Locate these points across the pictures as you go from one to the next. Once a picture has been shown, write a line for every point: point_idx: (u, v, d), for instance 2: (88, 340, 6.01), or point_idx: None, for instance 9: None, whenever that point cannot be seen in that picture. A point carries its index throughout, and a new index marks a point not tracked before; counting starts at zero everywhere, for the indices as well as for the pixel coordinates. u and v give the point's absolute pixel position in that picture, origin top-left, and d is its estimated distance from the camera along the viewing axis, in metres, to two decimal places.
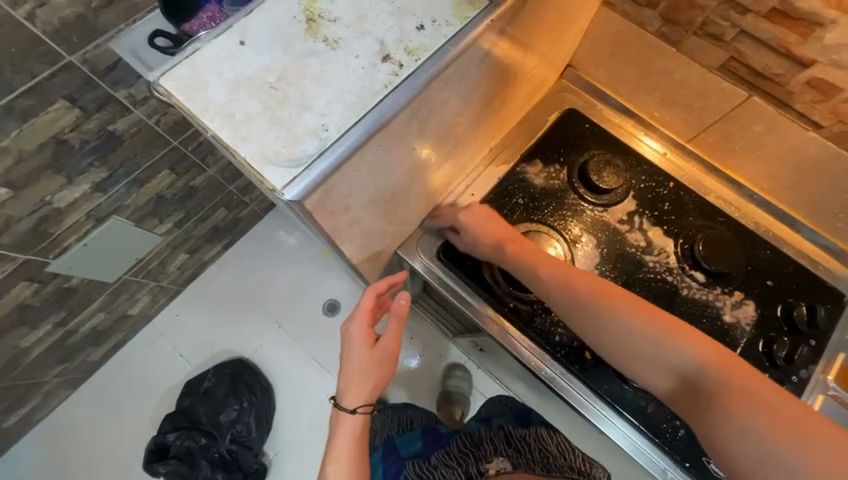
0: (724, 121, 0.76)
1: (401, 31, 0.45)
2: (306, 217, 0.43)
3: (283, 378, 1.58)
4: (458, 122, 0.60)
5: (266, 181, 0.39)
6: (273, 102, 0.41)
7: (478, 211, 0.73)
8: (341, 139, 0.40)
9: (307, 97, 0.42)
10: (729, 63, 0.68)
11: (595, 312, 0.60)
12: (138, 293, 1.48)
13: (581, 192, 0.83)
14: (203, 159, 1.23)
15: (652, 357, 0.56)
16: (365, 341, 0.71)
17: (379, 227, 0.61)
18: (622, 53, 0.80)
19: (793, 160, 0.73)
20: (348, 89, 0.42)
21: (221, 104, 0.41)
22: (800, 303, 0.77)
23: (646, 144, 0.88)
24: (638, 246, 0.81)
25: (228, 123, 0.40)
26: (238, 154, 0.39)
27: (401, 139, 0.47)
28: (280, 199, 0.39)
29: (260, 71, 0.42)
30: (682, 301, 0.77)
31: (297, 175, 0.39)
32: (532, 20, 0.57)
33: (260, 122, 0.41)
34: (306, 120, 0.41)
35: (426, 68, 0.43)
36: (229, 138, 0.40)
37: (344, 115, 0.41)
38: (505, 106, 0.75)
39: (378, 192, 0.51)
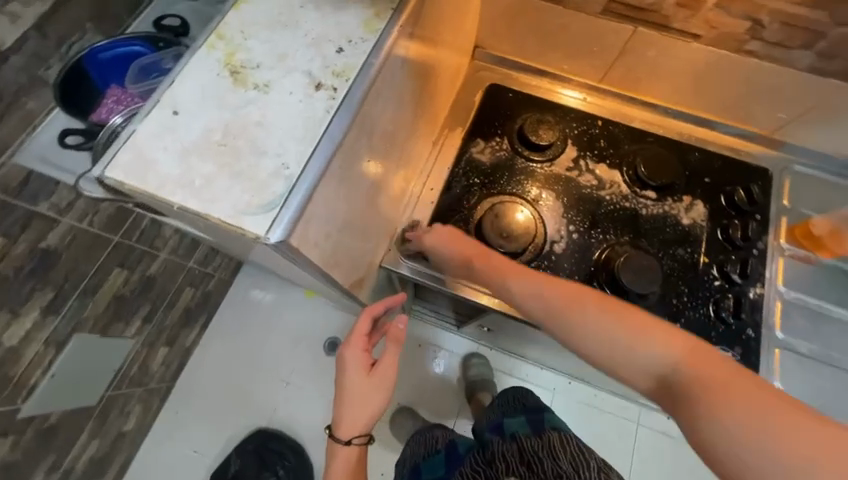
0: (623, 55, 0.84)
1: (323, 60, 0.47)
2: (296, 255, 0.44)
3: (308, 431, 1.54)
4: (399, 124, 0.62)
5: (248, 232, 0.39)
6: (227, 159, 0.42)
7: (445, 232, 0.73)
8: (305, 172, 0.42)
9: (259, 144, 0.43)
10: (609, 5, 0.76)
11: (561, 312, 0.57)
12: (128, 404, 1.39)
13: (527, 155, 0.88)
14: (152, 245, 1.19)
15: (631, 356, 0.51)
16: (358, 366, 0.71)
17: (358, 247, 0.63)
18: (519, 23, 0.86)
19: (689, 70, 0.82)
20: (294, 125, 0.44)
21: (177, 176, 0.41)
22: (737, 189, 0.86)
23: (566, 95, 0.95)
24: (591, 185, 0.87)
25: (191, 191, 0.40)
26: (212, 217, 0.40)
27: (356, 155, 0.49)
28: (267, 245, 0.40)
29: (204, 133, 0.43)
30: (646, 220, 0.84)
31: (275, 217, 0.40)
32: (432, 15, 0.61)
33: (222, 181, 0.41)
34: (265, 165, 0.42)
35: (358, 85, 0.46)
36: (197, 205, 0.40)
37: (300, 149, 0.43)
38: (433, 101, 0.79)
39: (349, 212, 0.53)
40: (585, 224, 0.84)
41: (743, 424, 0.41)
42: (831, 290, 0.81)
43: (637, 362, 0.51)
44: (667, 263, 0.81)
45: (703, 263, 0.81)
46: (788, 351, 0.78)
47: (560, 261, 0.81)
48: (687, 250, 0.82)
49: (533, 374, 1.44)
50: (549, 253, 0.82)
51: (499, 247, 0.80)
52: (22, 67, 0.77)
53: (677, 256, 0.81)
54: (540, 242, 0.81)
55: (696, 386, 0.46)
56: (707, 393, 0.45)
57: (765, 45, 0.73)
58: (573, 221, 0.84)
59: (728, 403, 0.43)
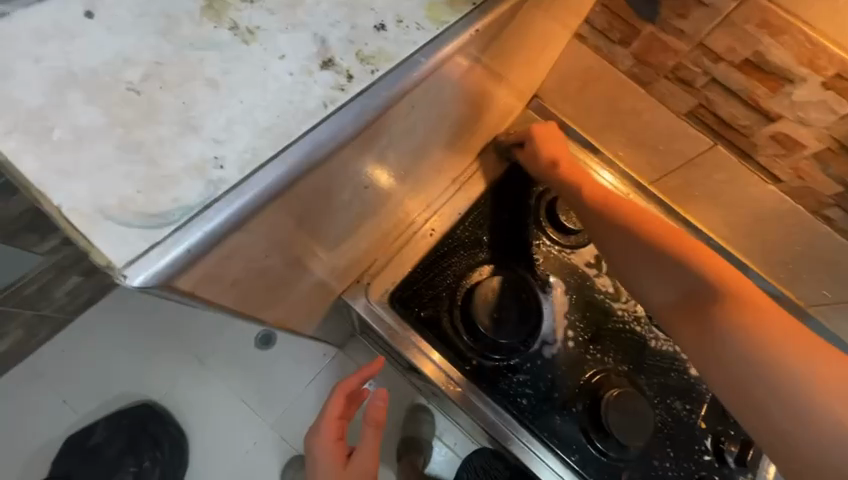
0: (688, 167, 0.74)
1: (350, 30, 0.35)
2: (192, 298, 0.32)
3: (200, 426, 1.34)
4: (424, 147, 0.50)
5: (95, 251, 0.27)
6: (130, 113, 0.31)
7: (551, 127, 0.73)
8: (243, 185, 0.30)
9: (193, 114, 0.31)
10: (697, 109, 0.66)
11: (614, 218, 0.63)
12: (7, 326, 1.19)
13: (548, 231, 0.75)
14: None
15: (658, 264, 0.57)
16: (328, 453, 0.74)
17: (315, 264, 0.48)
18: (592, 89, 0.76)
19: (753, 208, 0.72)
20: (262, 106, 0.32)
21: (35, 108, 0.30)
22: None
23: (604, 178, 0.85)
24: (606, 292, 0.73)
25: (39, 142, 0.29)
26: (46, 199, 0.28)
27: (343, 175, 0.37)
28: (122, 282, 0.27)
29: (116, 63, 0.32)
30: (651, 353, 0.71)
31: (156, 241, 0.28)
32: (509, 44, 0.51)
33: (104, 143, 0.30)
34: (188, 148, 0.30)
35: (386, 83, 0.34)
36: (34, 166, 0.28)
37: (252, 144, 0.31)
38: (470, 137, 0.67)
39: (307, 233, 0.40)
40: (585, 336, 0.71)
41: (762, 336, 0.47)
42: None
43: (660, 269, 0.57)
44: (660, 416, 0.68)
45: (700, 428, 0.69)
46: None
47: (544, 368, 0.68)
48: (685, 406, 0.69)
49: (460, 444, 1.37)
50: (535, 354, 0.69)
51: (481, 327, 0.67)
52: None
53: (672, 409, 0.69)
54: (526, 337, 0.69)
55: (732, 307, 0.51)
56: (746, 317, 0.49)
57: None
58: (574, 327, 0.71)
59: (772, 329, 0.47)
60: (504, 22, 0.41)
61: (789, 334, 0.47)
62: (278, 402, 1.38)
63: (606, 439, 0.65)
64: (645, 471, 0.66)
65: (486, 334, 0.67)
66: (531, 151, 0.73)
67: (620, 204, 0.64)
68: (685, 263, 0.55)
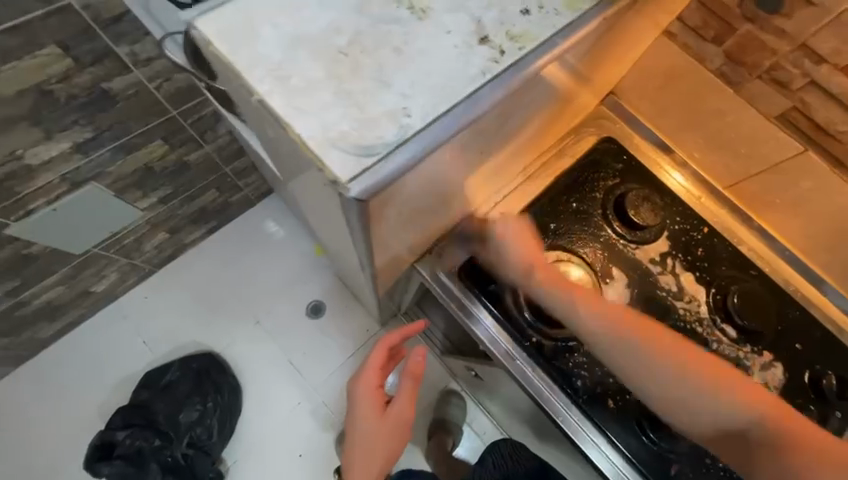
0: (771, 172, 0.73)
1: (501, 13, 0.41)
2: (364, 219, 0.39)
3: (253, 379, 1.48)
4: (520, 126, 0.55)
5: (329, 169, 0.34)
6: (341, 70, 0.37)
7: (515, 228, 0.70)
8: (426, 130, 0.36)
9: (385, 72, 0.38)
10: (790, 112, 0.64)
11: (635, 354, 0.59)
12: (106, 269, 1.38)
13: (616, 227, 0.78)
14: (201, 135, 1.21)
15: (687, 403, 0.57)
16: (368, 395, 0.83)
17: (406, 227, 0.54)
18: (673, 88, 0.76)
19: (841, 220, 0.69)
20: (436, 70, 0.38)
21: (276, 62, 0.37)
22: (828, 372, 0.72)
23: (675, 179, 0.84)
24: (669, 290, 0.75)
25: (282, 88, 0.36)
26: (292, 128, 0.35)
27: (470, 139, 0.42)
28: (344, 195, 0.34)
29: (328, 32, 0.39)
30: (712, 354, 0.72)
31: (368, 166, 0.35)
32: (615, 36, 0.54)
33: (324, 91, 0.37)
34: (384, 99, 0.37)
35: (531, 59, 0.40)
36: (281, 106, 0.36)
37: (431, 101, 0.37)
38: (551, 126, 0.70)
39: (418, 193, 0.45)
40: None
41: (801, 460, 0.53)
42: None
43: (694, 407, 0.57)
44: None
45: None
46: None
47: None
48: None
49: (489, 434, 1.41)
50: None
51: (544, 305, 0.70)
52: None
53: None
54: None
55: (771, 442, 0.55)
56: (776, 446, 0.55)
57: None
58: None
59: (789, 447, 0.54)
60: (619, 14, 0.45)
61: (800, 440, 0.55)
62: (323, 367, 1.49)
63: (658, 429, 0.67)
64: (694, 465, 0.67)
65: (549, 313, 0.70)
66: (507, 245, 0.68)
67: (621, 322, 0.60)
68: (704, 393, 0.56)
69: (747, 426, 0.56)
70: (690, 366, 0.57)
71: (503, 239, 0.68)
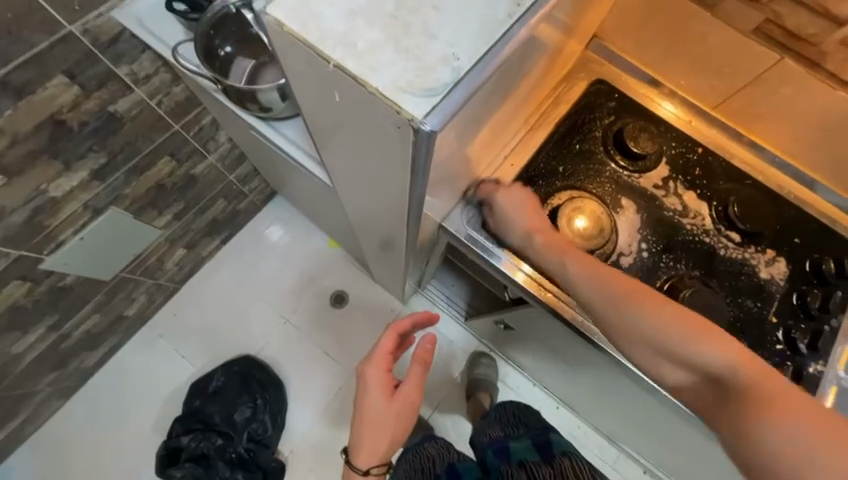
0: (754, 85, 0.78)
1: None
2: (428, 155, 0.45)
3: (293, 374, 1.55)
4: (526, 72, 0.60)
5: (405, 110, 0.41)
6: (394, 31, 0.43)
7: (518, 193, 0.75)
8: (475, 68, 0.42)
9: (431, 27, 0.43)
10: (764, 25, 0.70)
11: (615, 303, 0.61)
12: (135, 291, 1.43)
13: (618, 160, 0.83)
14: (204, 145, 1.24)
15: (667, 350, 0.57)
16: (376, 375, 0.84)
17: (436, 183, 0.59)
18: (652, 22, 0.80)
19: (824, 119, 0.75)
20: (471, 19, 0.43)
21: (340, 33, 0.42)
22: (826, 259, 0.79)
23: (667, 109, 0.90)
24: (675, 210, 0.81)
25: (352, 53, 0.42)
26: (368, 84, 0.41)
27: (496, 80, 0.47)
28: (420, 130, 0.41)
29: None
30: (721, 260, 0.79)
31: (436, 104, 0.41)
32: None
33: (386, 51, 0.42)
34: (436, 49, 0.42)
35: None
36: (355, 67, 0.41)
37: (472, 44, 0.43)
38: (549, 73, 0.75)
39: (452, 142, 0.51)
40: (658, 247, 0.79)
41: (794, 428, 0.46)
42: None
43: (672, 355, 0.57)
44: (732, 310, 0.76)
45: (770, 321, 0.76)
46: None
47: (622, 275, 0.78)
48: (757, 303, 0.77)
49: (523, 387, 1.50)
50: (614, 263, 0.78)
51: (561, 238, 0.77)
52: None
53: (744, 305, 0.76)
54: (609, 248, 0.78)
55: (752, 400, 0.50)
56: (762, 409, 0.49)
57: None
58: (648, 239, 0.79)
59: (787, 416, 0.47)
60: None
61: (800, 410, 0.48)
62: (357, 352, 1.56)
63: None
64: None
65: None
66: (505, 208, 0.74)
67: (607, 275, 0.64)
68: (683, 342, 0.56)
69: (732, 382, 0.53)
70: (676, 319, 0.57)
71: (503, 204, 0.75)
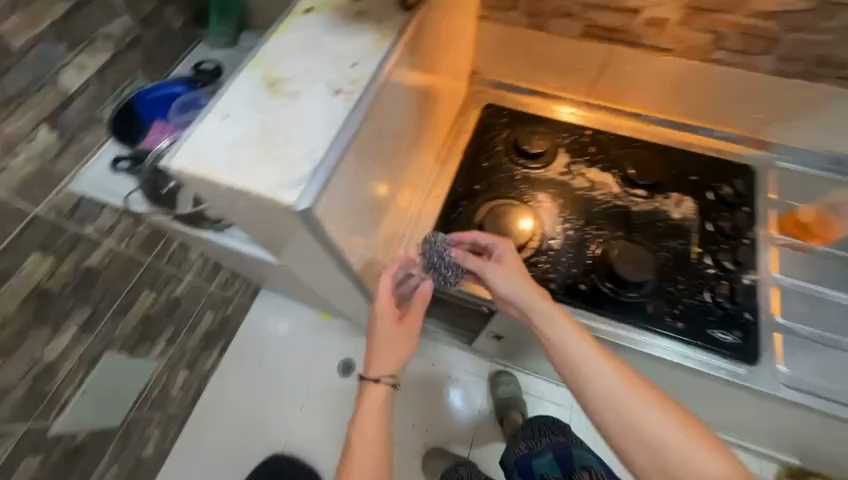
0: (605, 71, 0.93)
1: (354, 44, 0.50)
2: (321, 230, 0.46)
3: (322, 458, 1.53)
4: (410, 125, 0.65)
5: (278, 199, 0.41)
6: (259, 132, 0.45)
7: (513, 256, 0.73)
8: (335, 143, 0.44)
9: (291, 118, 0.45)
10: (587, 30, 0.86)
11: (609, 384, 0.59)
12: (148, 428, 1.44)
13: (523, 163, 0.96)
14: (178, 268, 1.33)
15: (658, 443, 0.55)
16: (380, 399, 0.69)
17: (368, 238, 0.67)
18: (508, 50, 0.97)
19: (671, 78, 0.88)
20: (324, 101, 0.46)
21: (212, 150, 0.44)
22: (723, 185, 0.91)
23: (565, 111, 1.03)
24: (584, 187, 0.93)
25: (222, 163, 0.43)
26: (242, 187, 0.42)
27: (368, 141, 0.50)
28: (297, 212, 0.41)
29: (240, 111, 0.46)
30: (637, 216, 0.89)
31: (306, 185, 0.42)
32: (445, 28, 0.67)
33: (253, 152, 0.43)
34: (298, 136, 0.44)
35: (387, 64, 0.49)
36: (228, 175, 0.42)
37: (329, 121, 0.45)
38: (438, 115, 0.87)
39: (355, 210, 0.54)
40: (581, 222, 0.89)
41: None
42: (812, 268, 0.85)
43: (661, 452, 0.55)
44: (662, 254, 0.85)
45: (696, 252, 0.85)
46: (790, 372, 0.77)
47: (559, 256, 0.86)
48: (679, 241, 0.86)
49: (549, 392, 1.48)
50: (547, 249, 0.87)
51: None
52: (83, 109, 0.95)
53: (670, 247, 0.86)
54: (539, 238, 0.87)
55: None
56: None
57: (732, 55, 0.80)
58: (571, 218, 0.90)
59: None
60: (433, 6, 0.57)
61: None
62: None
63: (627, 287, 0.82)
64: (665, 298, 0.81)
65: None
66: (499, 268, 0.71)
67: (608, 358, 0.62)
68: (672, 441, 0.55)
69: None
70: (669, 419, 0.57)
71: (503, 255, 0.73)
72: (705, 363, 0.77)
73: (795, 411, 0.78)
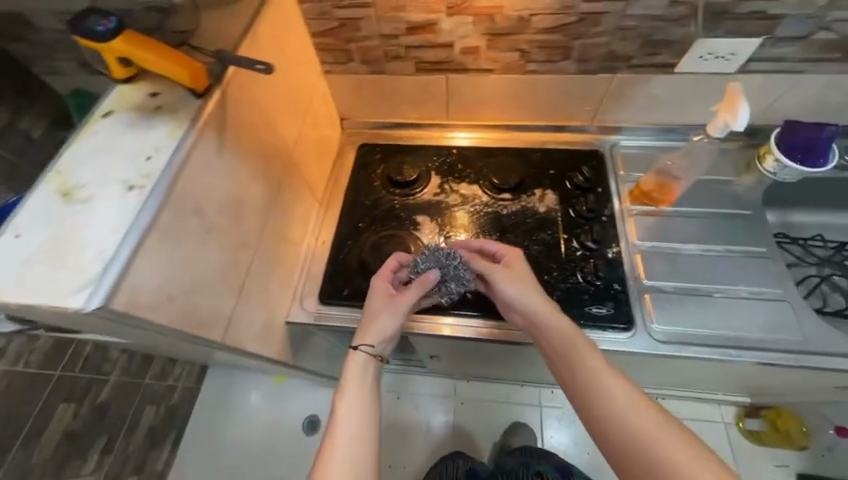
0: (451, 96, 1.02)
1: (148, 137, 0.53)
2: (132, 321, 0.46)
3: None
4: (249, 190, 0.69)
5: (65, 305, 0.42)
6: (49, 243, 0.46)
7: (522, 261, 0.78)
8: (124, 238, 0.45)
9: (82, 223, 0.47)
10: (419, 65, 0.95)
11: (611, 388, 0.62)
12: None
13: (400, 192, 1.01)
14: (99, 365, 1.33)
15: (653, 446, 0.57)
16: (359, 391, 0.66)
17: (236, 306, 0.68)
18: (363, 95, 1.04)
19: (501, 90, 0.99)
20: (116, 198, 0.48)
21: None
22: (576, 173, 1.00)
23: (461, 137, 1.10)
24: (457, 203, 0.99)
25: (9, 283, 0.43)
26: (29, 301, 0.42)
27: (177, 223, 0.52)
28: (86, 313, 0.42)
29: (30, 226, 0.47)
30: (507, 218, 0.96)
31: (93, 286, 0.43)
32: (267, 94, 0.73)
33: (42, 264, 0.44)
34: (88, 239, 0.46)
35: (180, 149, 0.52)
36: (15, 295, 0.43)
37: (120, 217, 0.47)
38: (302, 169, 0.91)
39: (190, 288, 0.55)
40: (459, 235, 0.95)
41: None
42: (666, 229, 0.94)
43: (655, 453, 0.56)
44: (533, 248, 0.92)
45: (562, 239, 0.93)
46: (666, 328, 0.83)
47: None
48: (547, 232, 0.94)
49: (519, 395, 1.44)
50: None
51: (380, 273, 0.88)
52: None
53: (539, 239, 0.93)
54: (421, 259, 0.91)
55: None
56: None
57: (541, 64, 0.92)
58: (450, 234, 0.95)
59: None
60: (236, 83, 0.62)
61: None
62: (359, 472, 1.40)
63: None
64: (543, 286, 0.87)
65: None
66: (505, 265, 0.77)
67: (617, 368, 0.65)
68: (668, 446, 0.56)
69: None
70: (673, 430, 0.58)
71: (511, 263, 0.78)
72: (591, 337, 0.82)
73: (692, 362, 0.83)
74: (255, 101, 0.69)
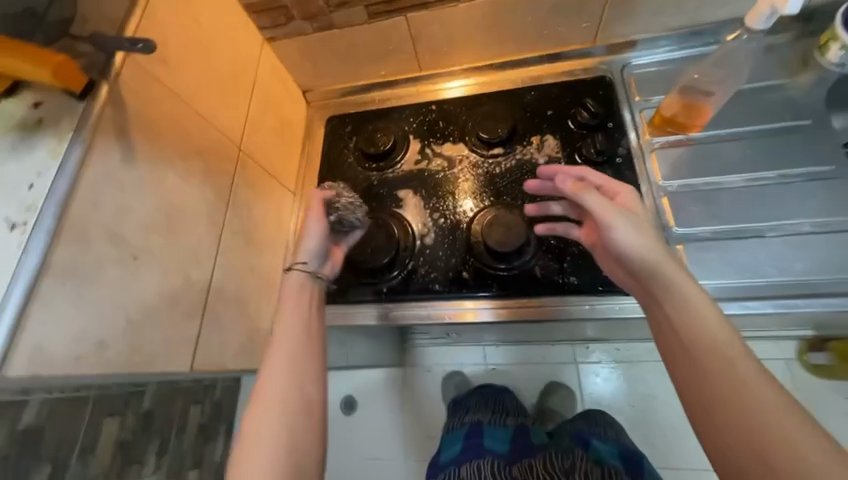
0: (416, 41, 0.86)
1: (31, 158, 0.45)
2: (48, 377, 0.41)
3: None
4: (187, 195, 0.61)
5: None
6: None
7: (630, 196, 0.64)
8: (11, 284, 0.39)
9: None
10: (370, 8, 0.79)
11: (674, 288, 0.52)
12: None
13: (377, 166, 0.89)
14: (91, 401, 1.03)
15: (706, 348, 0.48)
16: (306, 311, 0.67)
17: (204, 326, 0.61)
18: (318, 59, 0.91)
19: (475, 22, 0.83)
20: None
21: None
22: (581, 108, 0.83)
23: (453, 87, 0.93)
24: (442, 168, 0.86)
25: None
26: None
27: (83, 253, 0.45)
28: None
29: None
30: (502, 177, 0.82)
31: None
32: (183, 79, 0.63)
33: None
34: None
35: (66, 168, 0.44)
36: None
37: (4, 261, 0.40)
38: (260, 158, 0.81)
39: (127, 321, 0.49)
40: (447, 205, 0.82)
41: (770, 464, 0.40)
42: (698, 161, 0.77)
43: (707, 355, 0.47)
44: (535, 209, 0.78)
45: None
46: (720, 284, 0.67)
47: (435, 251, 0.79)
48: None
49: (554, 358, 1.35)
50: (421, 248, 0.80)
51: (362, 262, 0.78)
52: None
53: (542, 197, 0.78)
54: (408, 239, 0.80)
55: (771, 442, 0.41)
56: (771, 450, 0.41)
57: None
58: (437, 207, 0.83)
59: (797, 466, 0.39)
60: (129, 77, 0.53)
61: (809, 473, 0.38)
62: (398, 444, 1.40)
63: (508, 256, 0.74)
64: (551, 253, 0.74)
65: (370, 263, 0.78)
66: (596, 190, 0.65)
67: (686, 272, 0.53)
68: (726, 353, 0.47)
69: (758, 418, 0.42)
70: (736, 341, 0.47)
71: (625, 203, 0.63)
72: (614, 308, 0.69)
73: (750, 318, 0.69)
74: (166, 91, 0.60)
